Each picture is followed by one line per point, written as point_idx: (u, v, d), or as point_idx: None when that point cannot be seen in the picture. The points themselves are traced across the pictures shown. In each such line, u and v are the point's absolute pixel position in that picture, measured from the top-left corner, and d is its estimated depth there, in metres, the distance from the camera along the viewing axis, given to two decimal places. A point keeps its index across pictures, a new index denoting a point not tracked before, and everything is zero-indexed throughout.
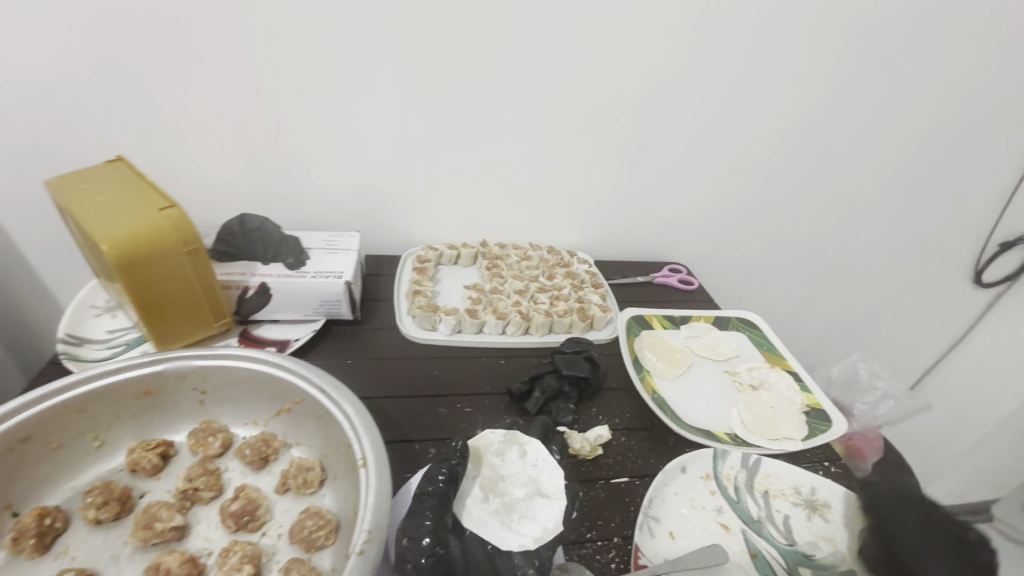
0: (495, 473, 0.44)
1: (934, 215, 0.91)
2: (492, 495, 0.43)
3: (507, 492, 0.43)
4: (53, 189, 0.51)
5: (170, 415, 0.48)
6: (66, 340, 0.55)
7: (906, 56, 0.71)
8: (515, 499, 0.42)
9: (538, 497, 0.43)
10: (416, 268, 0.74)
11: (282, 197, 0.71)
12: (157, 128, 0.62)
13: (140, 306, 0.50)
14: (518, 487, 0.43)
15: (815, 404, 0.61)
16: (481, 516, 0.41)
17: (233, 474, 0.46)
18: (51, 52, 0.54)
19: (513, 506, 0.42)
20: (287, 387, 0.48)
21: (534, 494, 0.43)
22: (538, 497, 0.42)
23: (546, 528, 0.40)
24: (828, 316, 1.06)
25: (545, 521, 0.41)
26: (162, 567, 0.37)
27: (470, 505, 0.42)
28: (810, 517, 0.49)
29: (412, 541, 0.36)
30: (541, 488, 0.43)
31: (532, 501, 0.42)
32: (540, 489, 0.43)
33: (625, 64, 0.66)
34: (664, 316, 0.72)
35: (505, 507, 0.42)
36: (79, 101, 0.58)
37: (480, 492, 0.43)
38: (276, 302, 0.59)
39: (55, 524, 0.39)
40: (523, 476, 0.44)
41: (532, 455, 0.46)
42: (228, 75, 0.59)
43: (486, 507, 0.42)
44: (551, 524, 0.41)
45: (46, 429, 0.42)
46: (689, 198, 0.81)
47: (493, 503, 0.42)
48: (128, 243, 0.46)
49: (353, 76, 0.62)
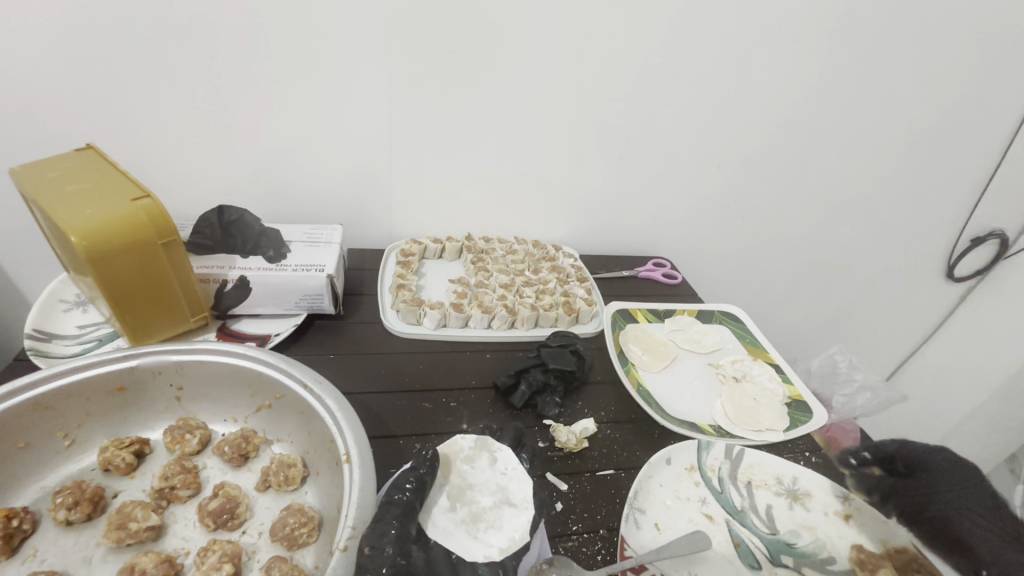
0: (463, 481, 0.45)
1: (909, 211, 0.93)
2: (458, 503, 0.43)
3: (475, 501, 0.44)
4: (19, 178, 0.49)
5: (146, 412, 0.46)
6: (34, 336, 0.53)
7: (886, 54, 0.72)
8: (482, 508, 0.43)
9: (505, 506, 0.44)
10: (400, 262, 0.73)
11: (262, 189, 0.69)
12: (129, 116, 0.59)
13: (112, 300, 0.48)
14: (486, 495, 0.44)
15: (796, 396, 0.62)
16: (446, 527, 0.41)
17: (212, 471, 0.44)
18: (14, 34, 0.52)
19: (480, 515, 0.43)
20: (268, 382, 0.46)
21: (502, 503, 0.44)
22: (505, 507, 0.44)
23: (512, 539, 0.41)
24: (808, 310, 1.08)
25: (511, 531, 0.42)
26: (137, 568, 0.36)
27: (436, 515, 0.42)
28: (792, 506, 0.50)
29: (375, 551, 0.34)
30: (508, 497, 0.44)
31: (500, 511, 0.43)
32: (508, 498, 0.44)
33: (612, 57, 0.65)
34: (649, 309, 0.72)
35: (472, 517, 0.43)
36: (45, 87, 0.56)
37: (447, 501, 0.43)
38: (256, 295, 0.58)
39: (23, 526, 0.37)
40: (491, 485, 0.45)
41: (501, 463, 0.47)
42: (204, 62, 0.57)
43: (451, 517, 0.42)
44: (516, 534, 0.42)
45: (13, 427, 0.40)
46: (673, 193, 0.81)
47: (461, 513, 0.43)
48: (99, 234, 0.44)
49: (335, 65, 0.60)
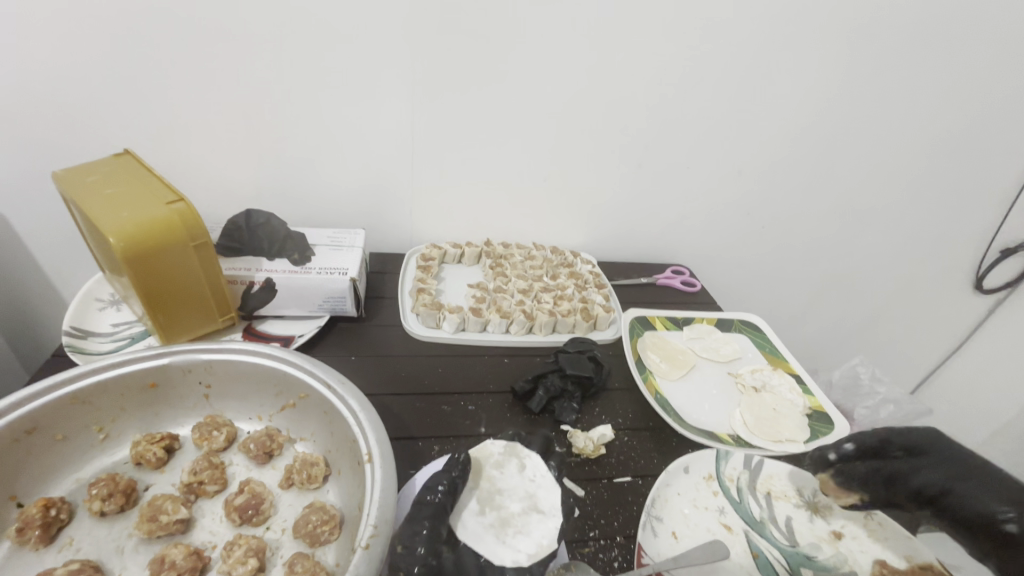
0: (492, 486, 0.43)
1: (936, 221, 0.91)
2: (488, 508, 0.42)
3: (504, 506, 0.42)
4: (61, 182, 0.51)
5: (176, 408, 0.48)
6: (71, 333, 0.55)
7: (911, 62, 0.71)
8: (512, 513, 0.42)
9: (534, 512, 0.42)
10: (421, 266, 0.74)
11: (289, 193, 0.71)
12: (163, 122, 0.62)
13: (146, 299, 0.50)
14: (515, 501, 0.43)
15: (817, 407, 0.61)
16: (476, 530, 0.40)
17: (238, 468, 0.46)
18: (59, 45, 0.55)
19: (510, 520, 0.41)
20: (293, 382, 0.48)
21: (530, 510, 0.42)
22: (535, 513, 0.42)
23: (541, 545, 0.40)
24: (829, 320, 1.06)
25: (540, 538, 0.40)
26: (167, 559, 0.37)
27: (465, 517, 0.41)
28: (812, 518, 0.49)
29: (407, 550, 0.36)
30: (537, 504, 0.43)
31: (528, 516, 0.42)
32: (536, 504, 0.42)
33: (631, 65, 0.66)
34: (667, 317, 0.72)
35: (501, 522, 0.41)
36: (87, 95, 0.58)
37: (477, 505, 0.42)
38: (282, 297, 0.59)
39: (60, 516, 0.39)
40: (520, 490, 0.43)
41: (530, 469, 0.45)
42: (235, 70, 0.59)
43: (482, 520, 0.41)
44: (545, 540, 0.40)
45: (52, 420, 0.42)
46: (693, 201, 0.81)
47: (489, 517, 0.41)
48: (134, 236, 0.46)
49: (360, 74, 0.62)
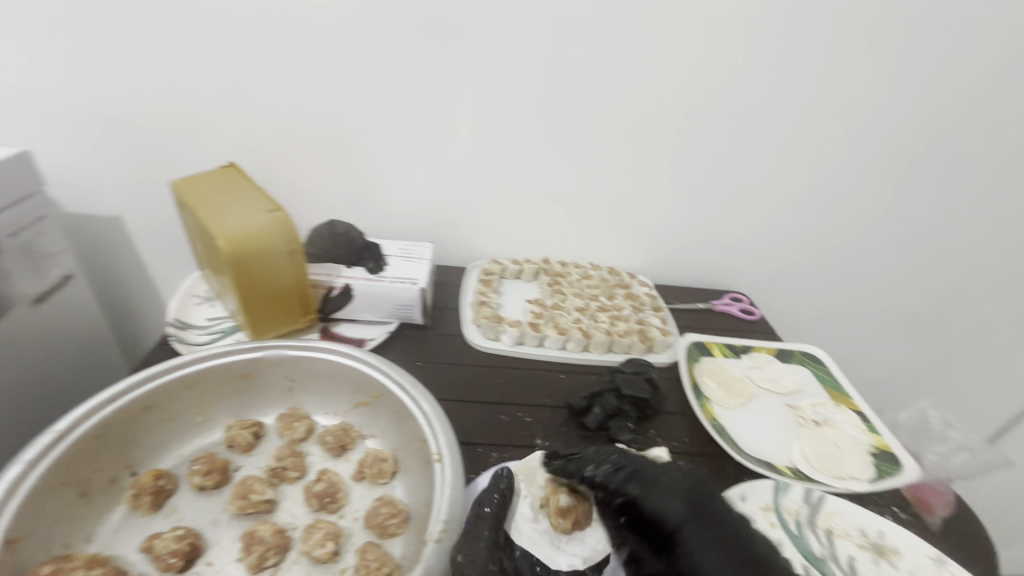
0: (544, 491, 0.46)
1: (1018, 260, 0.87)
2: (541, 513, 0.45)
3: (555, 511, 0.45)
4: (178, 189, 0.58)
5: (262, 399, 0.53)
6: (175, 325, 0.61)
7: (989, 96, 0.70)
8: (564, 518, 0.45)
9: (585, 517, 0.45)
10: (482, 280, 0.77)
11: (364, 207, 0.76)
12: (261, 139, 0.69)
13: (244, 299, 0.55)
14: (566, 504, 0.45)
15: (884, 446, 0.59)
16: (531, 535, 0.43)
17: (315, 458, 0.50)
18: (185, 70, 0.63)
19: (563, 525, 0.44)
20: (368, 381, 0.51)
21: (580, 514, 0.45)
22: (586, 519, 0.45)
23: (593, 550, 0.43)
24: (895, 358, 1.01)
25: (593, 544, 0.43)
26: (258, 534, 0.41)
27: (519, 522, 0.44)
28: (878, 561, 0.47)
29: (467, 558, 0.39)
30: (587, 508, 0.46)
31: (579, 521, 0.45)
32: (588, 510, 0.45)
33: (697, 94, 0.67)
34: (726, 344, 0.72)
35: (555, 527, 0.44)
36: (201, 114, 0.66)
37: (529, 511, 0.45)
38: (357, 303, 0.64)
39: (167, 485, 0.44)
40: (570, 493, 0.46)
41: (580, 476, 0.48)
42: (329, 93, 0.66)
43: (536, 527, 0.44)
44: (598, 547, 0.43)
45: (163, 400, 0.47)
46: (754, 229, 0.81)
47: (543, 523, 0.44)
48: (240, 241, 0.51)
49: (439, 98, 0.66)
